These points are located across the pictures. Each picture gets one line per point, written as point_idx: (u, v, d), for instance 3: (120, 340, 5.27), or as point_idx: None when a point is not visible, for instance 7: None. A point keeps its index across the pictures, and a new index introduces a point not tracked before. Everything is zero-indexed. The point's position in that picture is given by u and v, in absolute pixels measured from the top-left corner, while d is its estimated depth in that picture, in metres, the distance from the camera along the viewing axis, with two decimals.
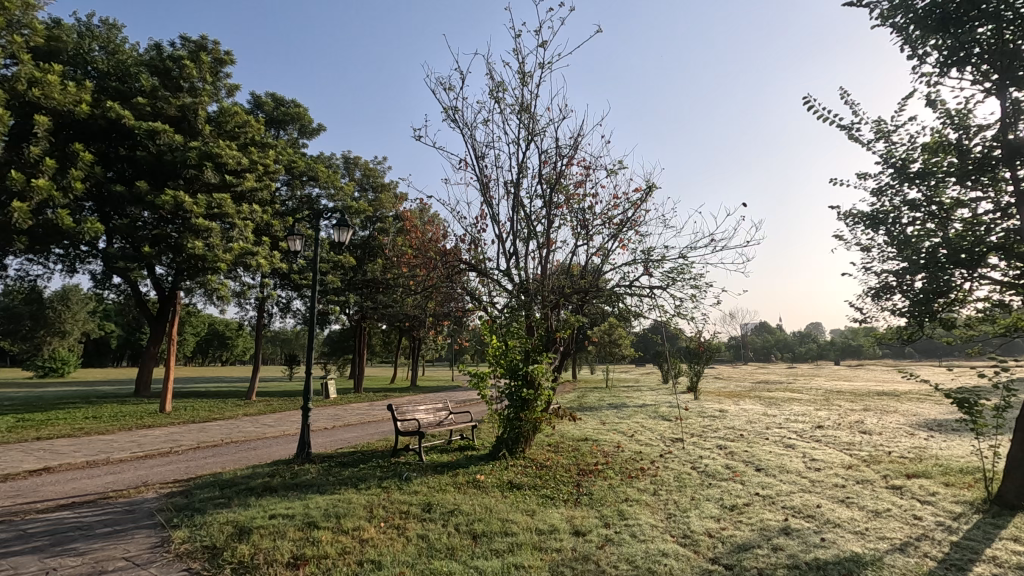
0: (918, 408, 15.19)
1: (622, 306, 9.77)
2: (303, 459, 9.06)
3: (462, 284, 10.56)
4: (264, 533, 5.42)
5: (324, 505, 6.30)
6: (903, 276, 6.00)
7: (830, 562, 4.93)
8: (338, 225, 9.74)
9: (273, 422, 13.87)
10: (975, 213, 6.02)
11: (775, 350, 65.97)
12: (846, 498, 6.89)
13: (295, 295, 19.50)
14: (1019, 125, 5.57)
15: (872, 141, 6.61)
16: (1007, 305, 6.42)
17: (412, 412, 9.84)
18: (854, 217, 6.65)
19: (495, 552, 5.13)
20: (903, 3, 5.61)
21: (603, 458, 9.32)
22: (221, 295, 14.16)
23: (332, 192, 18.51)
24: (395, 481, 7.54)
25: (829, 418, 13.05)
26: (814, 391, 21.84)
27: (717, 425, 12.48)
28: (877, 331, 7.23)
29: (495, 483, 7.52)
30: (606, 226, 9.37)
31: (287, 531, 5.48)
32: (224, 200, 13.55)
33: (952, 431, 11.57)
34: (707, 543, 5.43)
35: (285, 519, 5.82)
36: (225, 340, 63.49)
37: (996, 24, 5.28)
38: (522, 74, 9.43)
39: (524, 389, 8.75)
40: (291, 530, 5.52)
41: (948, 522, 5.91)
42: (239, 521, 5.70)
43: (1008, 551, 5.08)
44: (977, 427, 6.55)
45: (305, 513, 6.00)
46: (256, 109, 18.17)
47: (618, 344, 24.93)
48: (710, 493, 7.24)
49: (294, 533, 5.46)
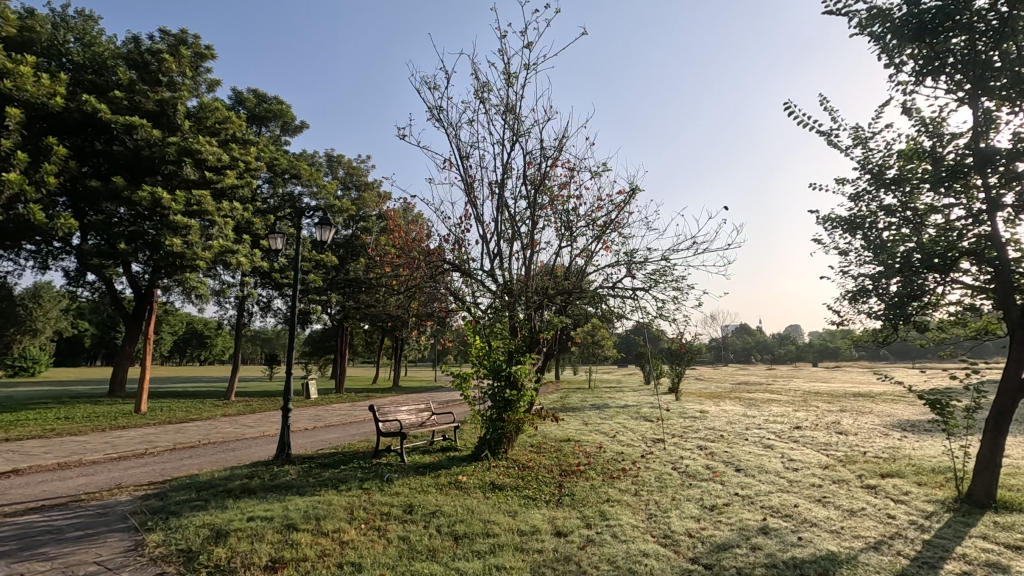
0: (892, 409, 15.60)
1: (605, 308, 9.81)
2: (282, 460, 8.95)
3: (445, 285, 10.55)
4: (241, 535, 5.34)
5: (304, 507, 6.24)
6: (879, 280, 6.13)
7: (807, 561, 5.00)
8: (320, 223, 9.61)
9: (253, 422, 13.68)
10: (948, 219, 6.18)
11: (755, 352, 67.02)
12: (822, 497, 7.01)
13: (276, 294, 19.29)
14: (990, 134, 5.73)
15: (849, 147, 6.74)
16: (978, 310, 6.59)
17: (394, 413, 9.77)
18: (832, 222, 6.78)
19: (477, 554, 5.12)
20: (880, 13, 5.74)
21: (585, 459, 9.36)
22: (200, 294, 13.92)
23: (314, 190, 18.34)
24: (376, 482, 7.48)
25: (807, 419, 13.30)
26: (792, 391, 22.71)
27: (697, 425, 12.63)
28: (853, 333, 7.39)
29: (478, 484, 7.49)
30: (590, 227, 9.43)
31: (265, 533, 5.42)
32: (203, 197, 13.30)
33: (925, 431, 11.88)
34: (687, 543, 5.48)
35: (264, 521, 5.75)
36: (204, 340, 62.55)
37: (969, 36, 5.44)
38: (508, 74, 9.46)
39: (507, 389, 8.77)
40: (269, 532, 5.45)
41: (920, 520, 6.05)
42: (215, 524, 5.60)
43: (978, 549, 5.20)
44: (948, 428, 6.71)
45: (283, 515, 5.93)
46: (238, 105, 17.91)
47: (601, 345, 25.15)
48: (690, 493, 7.32)
49: (272, 535, 5.39)
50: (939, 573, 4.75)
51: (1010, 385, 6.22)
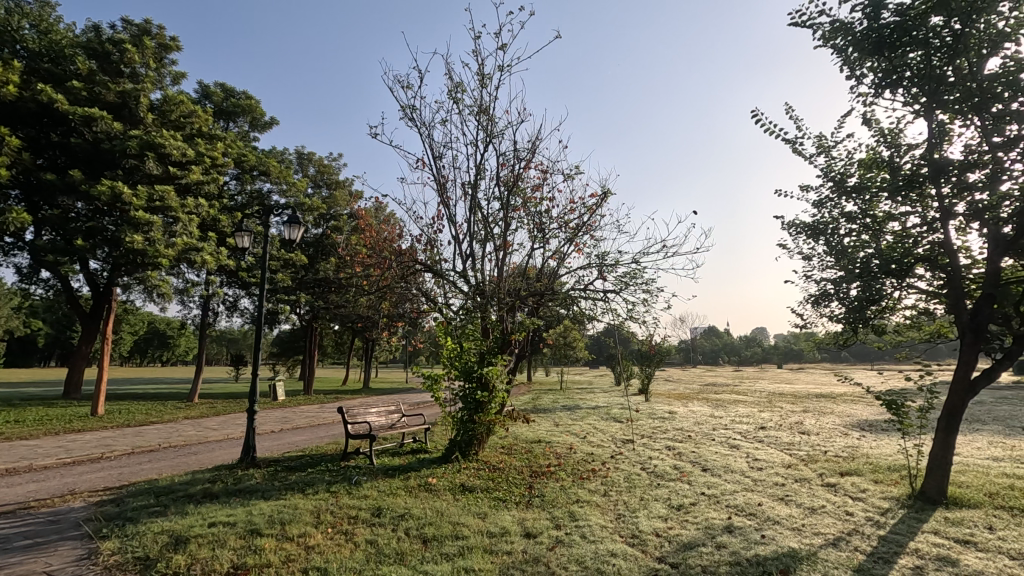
0: (852, 410, 16.09)
1: (576, 310, 9.89)
2: (247, 463, 8.73)
3: (417, 285, 10.47)
4: (202, 541, 5.20)
5: (268, 511, 6.10)
6: (840, 284, 6.33)
7: (769, 558, 5.13)
8: (290, 221, 9.42)
9: (216, 425, 13.31)
10: (904, 226, 6.44)
11: (723, 354, 68.38)
12: (785, 496, 7.19)
13: (243, 294, 18.84)
14: (943, 146, 6.00)
15: (813, 155, 6.97)
16: (932, 314, 6.89)
17: (364, 415, 9.62)
18: (796, 227, 6.98)
19: (445, 557, 5.09)
20: (843, 26, 5.96)
21: (555, 460, 9.42)
22: (162, 292, 13.49)
23: (283, 187, 17.98)
24: (344, 485, 7.37)
25: (771, 419, 13.61)
26: (758, 393, 23.27)
27: (666, 426, 12.82)
28: (816, 335, 7.62)
29: (447, 486, 7.45)
30: (562, 230, 9.50)
31: (227, 539, 5.28)
32: (167, 192, 12.89)
33: (882, 431, 12.31)
34: (654, 543, 5.55)
35: (226, 526, 5.60)
36: (166, 340, 60.58)
37: (925, 51, 5.68)
38: (482, 75, 9.46)
39: (478, 391, 8.74)
40: (232, 538, 5.32)
41: (876, 517, 6.27)
42: (175, 531, 5.43)
43: (929, 544, 5.42)
44: (903, 427, 6.97)
45: (247, 520, 5.79)
46: (205, 99, 17.44)
47: (573, 346, 25.29)
48: (658, 493, 7.42)
49: (235, 541, 5.26)
50: (893, 567, 4.92)
51: (960, 386, 6.49)
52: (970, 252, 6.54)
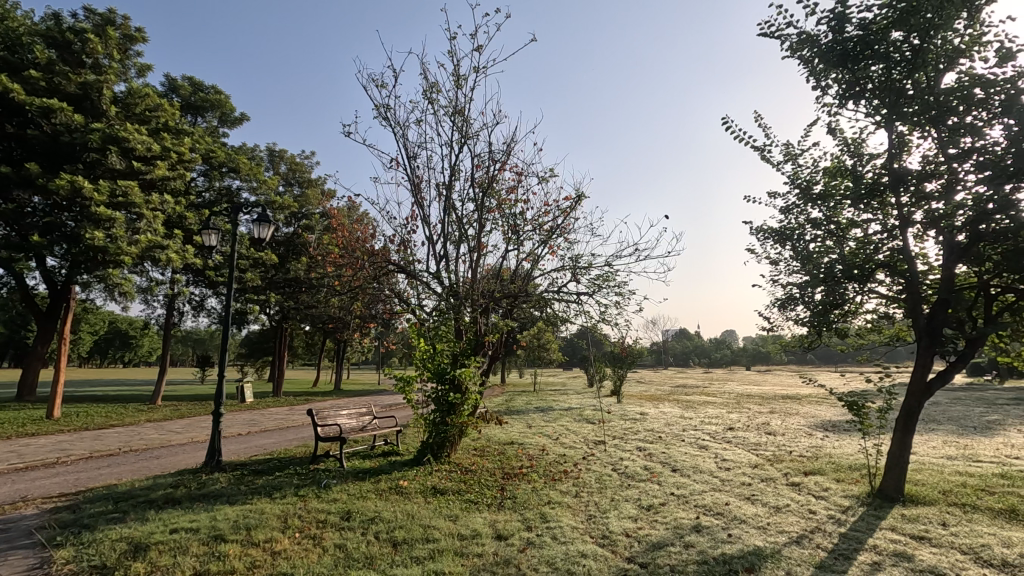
0: (816, 411, 16.55)
1: (550, 312, 9.94)
2: (212, 467, 8.50)
3: (390, 286, 10.37)
4: (163, 548, 5.05)
5: (233, 516, 5.95)
6: (805, 289, 6.50)
7: (735, 556, 5.24)
8: (259, 220, 9.21)
9: (180, 428, 12.93)
10: (866, 233, 6.66)
11: (693, 357, 69.57)
12: (751, 496, 7.35)
13: (210, 293, 18.37)
14: (902, 156, 6.23)
15: (781, 162, 7.16)
16: (891, 318, 7.15)
17: (334, 417, 9.46)
18: (764, 233, 7.15)
19: (415, 560, 5.05)
20: (809, 38, 6.15)
21: (527, 461, 9.43)
22: (124, 291, 13.06)
23: (253, 185, 17.61)
24: (313, 489, 7.24)
25: (739, 420, 13.89)
26: (727, 394, 23.75)
27: (637, 427, 12.95)
28: (783, 338, 7.80)
29: (419, 489, 7.39)
30: (536, 232, 9.54)
31: (190, 545, 5.14)
32: (130, 188, 12.47)
33: (844, 431, 12.71)
34: (624, 543, 5.61)
35: (189, 533, 5.45)
36: (129, 341, 58.43)
37: (886, 64, 5.89)
38: (457, 75, 9.45)
39: (450, 393, 8.69)
40: (195, 544, 5.18)
41: (838, 515, 6.46)
42: (134, 537, 5.26)
43: (887, 541, 5.60)
44: (864, 427, 7.19)
45: (211, 526, 5.64)
46: (171, 93, 16.96)
47: (546, 348, 25.38)
48: (629, 493, 7.50)
49: (197, 547, 5.12)
50: (853, 564, 5.07)
51: (916, 387, 6.73)
52: (927, 259, 6.80)
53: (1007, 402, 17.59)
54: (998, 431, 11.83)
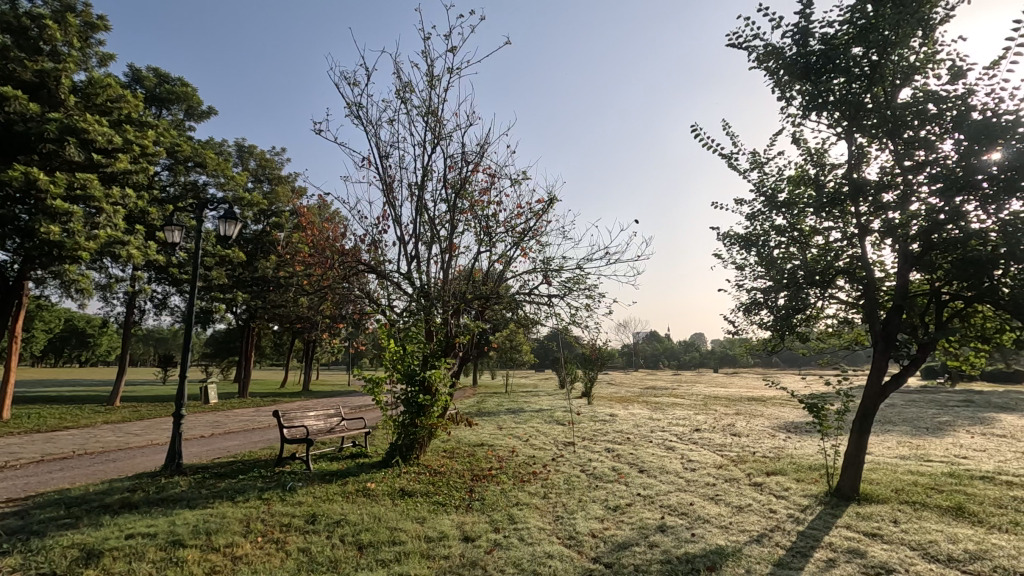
0: (779, 413, 17.11)
1: (521, 313, 10.02)
2: (172, 470, 8.24)
3: (361, 286, 10.26)
4: (118, 555, 4.90)
5: (193, 521, 5.80)
6: (769, 294, 6.70)
7: (697, 555, 5.37)
8: (225, 217, 8.97)
9: (139, 430, 12.52)
10: (827, 240, 6.91)
11: (662, 359, 70.97)
12: (715, 496, 7.53)
13: (173, 291, 17.84)
14: (861, 167, 6.52)
15: (747, 169, 7.36)
16: (851, 323, 7.44)
17: (300, 418, 9.26)
18: (730, 238, 7.36)
19: (382, 563, 5.02)
20: (774, 51, 6.37)
21: (496, 463, 9.45)
22: (81, 288, 12.56)
23: (221, 180, 17.18)
24: (278, 492, 7.10)
25: (706, 422, 14.22)
26: (695, 395, 24.27)
27: (606, 428, 13.12)
28: (749, 341, 8.03)
29: (386, 491, 7.34)
30: (509, 234, 9.59)
31: (146, 551, 4.99)
32: (89, 180, 11.98)
33: (805, 432, 13.15)
34: (590, 544, 5.69)
35: (146, 538, 5.29)
36: (86, 340, 55.83)
37: (847, 79, 6.11)
38: (431, 75, 9.42)
39: (420, 394, 8.62)
40: (151, 550, 5.03)
41: (796, 513, 6.68)
42: (88, 544, 5.08)
43: (841, 538, 5.82)
44: (823, 428, 7.43)
45: (169, 531, 5.48)
46: (135, 83, 16.42)
47: (519, 350, 25.50)
48: (597, 494, 7.59)
49: (154, 553, 4.98)
50: (809, 561, 5.26)
51: (872, 391, 6.99)
52: (883, 267, 7.10)
53: (955, 404, 18.58)
54: (947, 432, 12.43)
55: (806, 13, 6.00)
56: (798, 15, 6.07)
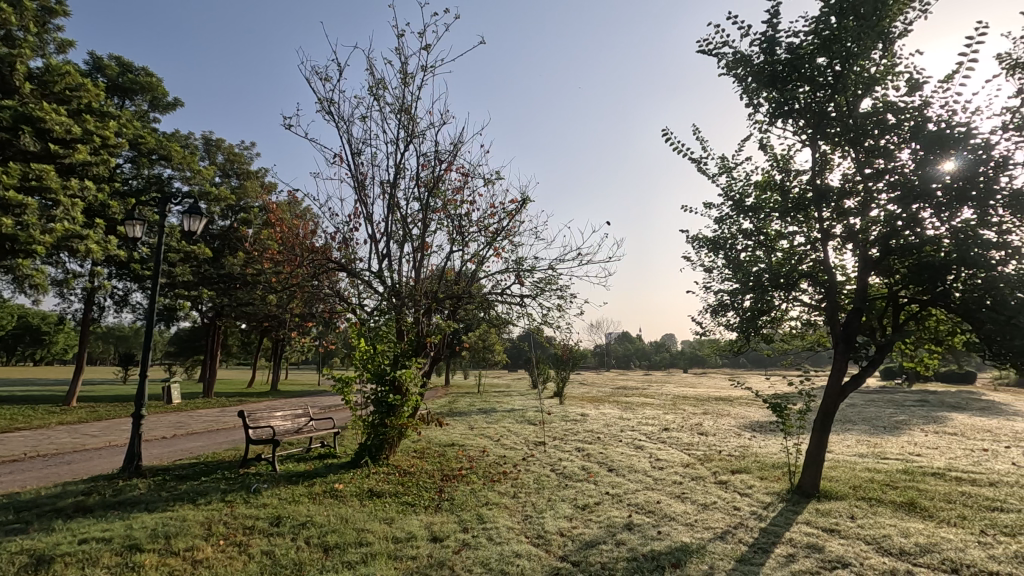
0: (746, 412, 17.54)
1: (494, 313, 10.06)
2: (130, 473, 7.97)
3: (331, 285, 10.13)
4: (70, 561, 4.73)
5: (152, 524, 5.64)
6: (736, 296, 6.89)
7: (663, 552, 5.47)
8: (189, 212, 8.70)
9: (97, 431, 12.08)
10: (791, 244, 7.12)
11: (633, 359, 71.98)
12: (681, 493, 7.69)
13: (135, 287, 17.26)
14: (824, 174, 6.75)
15: (716, 174, 7.54)
16: (813, 325, 7.69)
17: (267, 419, 9.06)
18: (699, 241, 7.53)
19: (348, 565, 4.96)
20: (743, 58, 6.56)
21: (467, 463, 9.44)
22: (36, 283, 12.02)
23: (187, 174, 16.70)
24: (241, 494, 6.95)
25: (675, 421, 14.48)
26: (666, 395, 24.60)
27: (577, 428, 13.22)
28: (716, 342, 8.22)
29: (354, 492, 7.26)
30: (482, 234, 9.61)
31: (100, 556, 4.83)
32: (46, 171, 11.44)
33: (769, 431, 13.50)
34: (558, 543, 5.74)
35: (100, 543, 5.11)
36: (41, 337, 53.32)
37: (812, 88, 6.33)
38: (404, 73, 9.37)
39: (390, 394, 8.54)
40: (106, 555, 4.87)
41: (759, 510, 6.87)
42: (37, 549, 4.89)
43: (801, 534, 6.01)
44: (785, 428, 7.64)
45: (125, 535, 5.32)
46: (96, 72, 15.82)
47: (492, 350, 25.54)
48: (566, 493, 7.67)
49: (109, 558, 4.82)
50: (770, 556, 5.41)
51: (832, 391, 7.22)
52: (844, 271, 7.37)
53: (911, 403, 19.33)
54: (903, 431, 12.90)
55: (773, 23, 6.18)
56: (765, 24, 6.26)
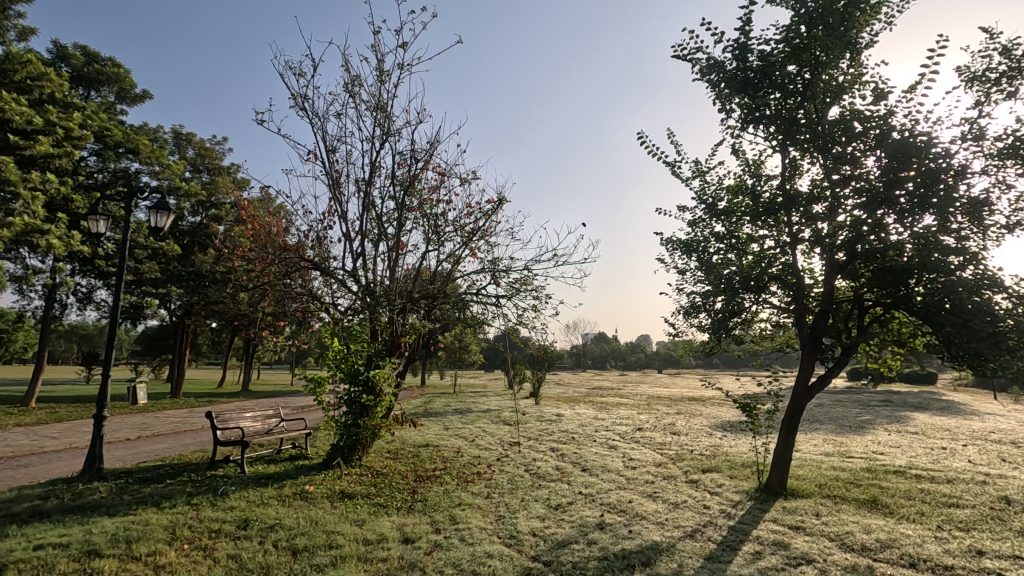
0: (718, 412, 17.89)
1: (469, 313, 10.03)
2: (91, 476, 7.71)
3: (304, 283, 9.97)
4: (25, 568, 4.55)
5: (112, 529, 5.47)
6: (708, 298, 7.04)
7: (633, 551, 5.54)
8: (156, 207, 8.44)
9: (57, 433, 11.65)
10: (762, 247, 7.27)
11: (609, 360, 72.85)
12: (653, 493, 7.80)
13: (99, 284, 16.72)
14: (792, 179, 6.93)
15: (690, 177, 7.68)
16: (782, 327, 7.88)
17: (236, 420, 8.85)
18: (673, 243, 7.65)
19: (316, 568, 4.89)
20: (716, 64, 6.69)
21: (441, 463, 9.43)
22: None
23: (155, 168, 16.22)
24: (208, 496, 6.79)
25: (649, 421, 14.68)
26: (640, 395, 24.88)
27: (552, 428, 13.28)
28: (689, 342, 8.35)
29: (326, 494, 7.16)
30: (457, 234, 9.57)
31: (57, 563, 4.66)
32: (5, 163, 10.88)
33: (739, 431, 13.79)
34: (530, 543, 5.76)
35: (57, 549, 4.94)
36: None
37: (783, 94, 6.49)
38: (380, 70, 9.28)
39: (364, 394, 8.45)
40: (63, 561, 4.71)
41: (728, 509, 7.01)
42: None
43: (768, 531, 6.15)
44: (754, 427, 7.80)
45: (84, 540, 5.14)
46: (59, 61, 15.26)
47: (469, 350, 25.50)
48: (539, 493, 7.70)
49: (66, 565, 4.66)
50: (737, 554, 5.52)
51: (800, 391, 7.41)
52: (812, 274, 7.57)
53: (876, 403, 19.94)
54: (868, 431, 13.32)
55: (745, 30, 6.33)
56: (738, 31, 6.40)
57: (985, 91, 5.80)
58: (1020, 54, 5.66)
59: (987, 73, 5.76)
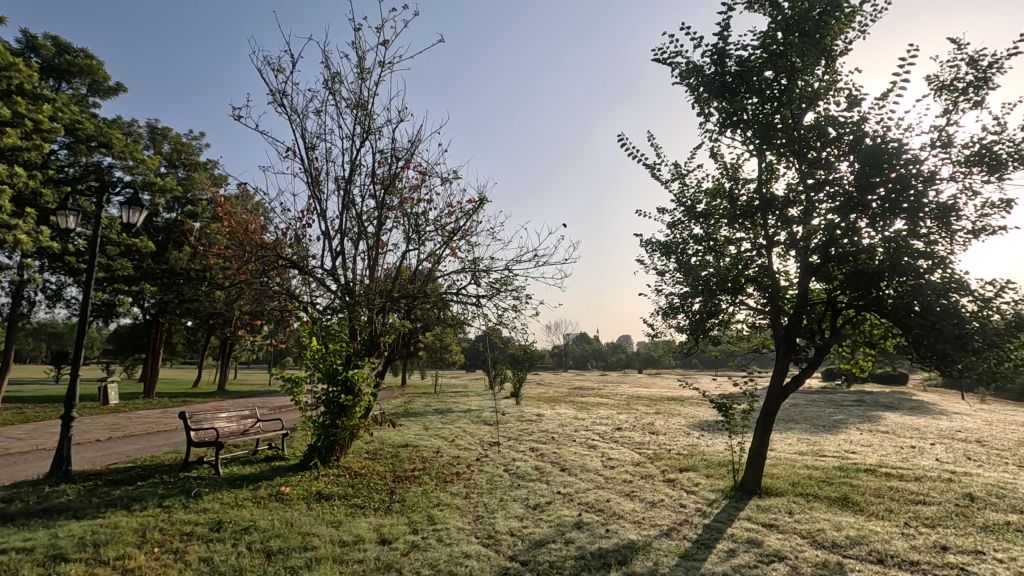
0: (696, 412, 18.13)
1: (450, 313, 10.02)
2: (58, 478, 7.50)
3: (281, 282, 9.83)
4: None
5: (79, 533, 5.33)
6: (686, 299, 7.16)
7: (610, 550, 5.60)
8: (128, 203, 8.22)
9: (24, 434, 11.32)
10: (739, 250, 7.40)
11: (591, 360, 73.35)
12: (631, 492, 7.88)
13: (69, 281, 16.27)
14: (768, 183, 7.06)
15: (669, 180, 7.78)
16: (758, 328, 8.03)
17: (211, 420, 8.70)
18: (652, 245, 7.73)
19: (290, 570, 4.84)
20: (695, 68, 6.80)
21: (420, 463, 9.40)
22: None
23: (128, 163, 15.83)
24: (181, 498, 6.66)
25: (628, 421, 14.81)
26: (621, 395, 25.02)
27: (532, 428, 13.31)
28: (668, 343, 8.46)
29: (301, 495, 7.07)
30: (438, 233, 9.55)
31: (21, 568, 4.53)
32: None
33: (716, 430, 13.98)
34: (507, 542, 5.78)
35: (21, 554, 4.80)
36: None
37: (759, 99, 6.59)
38: (361, 67, 9.20)
39: (342, 394, 8.36)
40: (27, 566, 4.57)
41: (703, 507, 7.12)
42: None
43: (741, 529, 6.27)
44: (730, 427, 7.92)
45: (49, 544, 5.01)
46: (29, 52, 14.81)
47: (450, 350, 25.41)
48: (518, 493, 7.71)
49: (30, 570, 4.53)
50: (711, 552, 5.61)
51: (774, 391, 7.56)
52: (787, 276, 7.72)
53: (849, 403, 20.36)
54: (841, 430, 13.62)
55: (723, 35, 6.45)
56: (716, 37, 6.52)
57: (953, 100, 6.00)
58: (986, 65, 5.88)
59: (955, 82, 5.95)
